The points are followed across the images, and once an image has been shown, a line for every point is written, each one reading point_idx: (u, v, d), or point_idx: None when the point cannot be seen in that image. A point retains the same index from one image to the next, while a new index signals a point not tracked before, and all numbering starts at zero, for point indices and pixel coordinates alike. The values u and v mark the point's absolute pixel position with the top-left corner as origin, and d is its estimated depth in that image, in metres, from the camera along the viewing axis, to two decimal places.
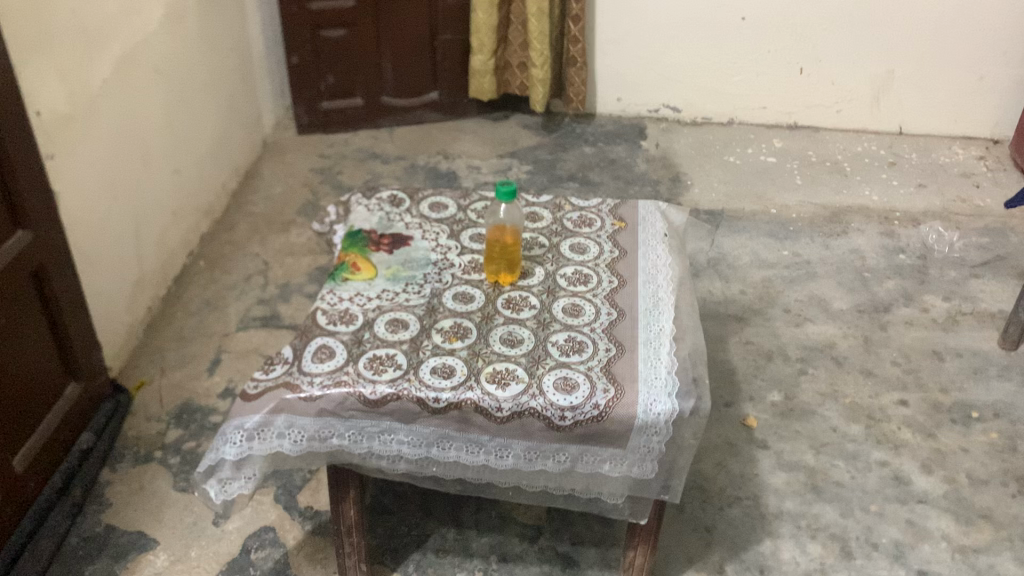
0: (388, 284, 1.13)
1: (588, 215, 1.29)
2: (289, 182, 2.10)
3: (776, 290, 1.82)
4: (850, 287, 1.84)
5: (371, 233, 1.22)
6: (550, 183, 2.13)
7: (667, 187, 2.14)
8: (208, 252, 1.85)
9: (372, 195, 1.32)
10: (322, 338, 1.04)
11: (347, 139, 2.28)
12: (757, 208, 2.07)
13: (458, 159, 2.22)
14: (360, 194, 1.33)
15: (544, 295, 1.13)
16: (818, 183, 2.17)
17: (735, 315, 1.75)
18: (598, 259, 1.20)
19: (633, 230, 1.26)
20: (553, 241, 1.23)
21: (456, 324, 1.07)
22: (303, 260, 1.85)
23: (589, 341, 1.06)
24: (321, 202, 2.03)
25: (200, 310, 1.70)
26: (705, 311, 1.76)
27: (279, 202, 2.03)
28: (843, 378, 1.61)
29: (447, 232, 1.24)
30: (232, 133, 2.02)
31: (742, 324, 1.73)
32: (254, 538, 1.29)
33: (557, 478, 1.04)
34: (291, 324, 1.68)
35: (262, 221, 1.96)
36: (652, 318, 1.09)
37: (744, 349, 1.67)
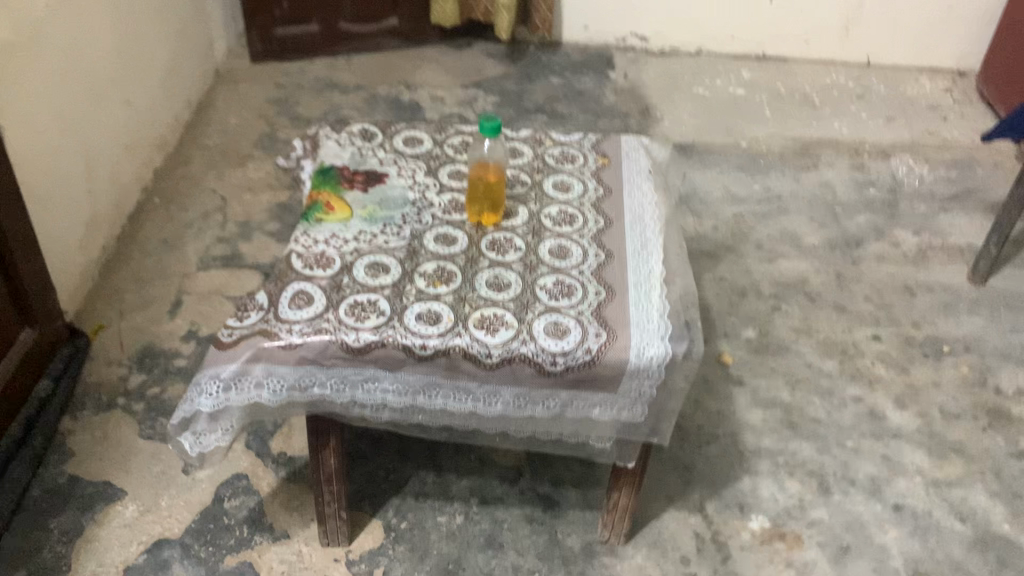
0: (366, 225, 1.08)
1: (570, 150, 1.25)
2: (244, 113, 2.00)
3: (748, 225, 1.80)
4: (821, 221, 1.83)
5: (344, 169, 1.16)
6: (517, 116, 2.07)
7: (637, 120, 2.09)
8: (162, 188, 1.76)
9: (341, 128, 1.25)
10: (300, 283, 0.99)
11: (304, 68, 2.17)
12: (728, 141, 2.04)
13: (421, 88, 2.14)
14: (328, 128, 1.26)
15: (529, 236, 1.09)
16: (788, 115, 2.14)
17: (709, 252, 1.73)
18: (583, 198, 1.16)
19: (616, 167, 1.23)
20: (535, 179, 1.19)
21: (439, 268, 1.03)
22: (263, 196, 1.77)
23: (578, 284, 1.03)
24: (280, 134, 1.94)
25: (157, 249, 1.63)
26: None
27: (235, 134, 1.93)
28: (817, 314, 1.61)
29: (424, 169, 1.18)
30: (184, 62, 1.92)
31: (715, 261, 1.71)
32: (226, 486, 1.25)
33: (546, 425, 1.01)
34: (254, 264, 1.62)
35: (218, 154, 1.87)
36: (641, 260, 1.07)
37: (718, 286, 1.65)
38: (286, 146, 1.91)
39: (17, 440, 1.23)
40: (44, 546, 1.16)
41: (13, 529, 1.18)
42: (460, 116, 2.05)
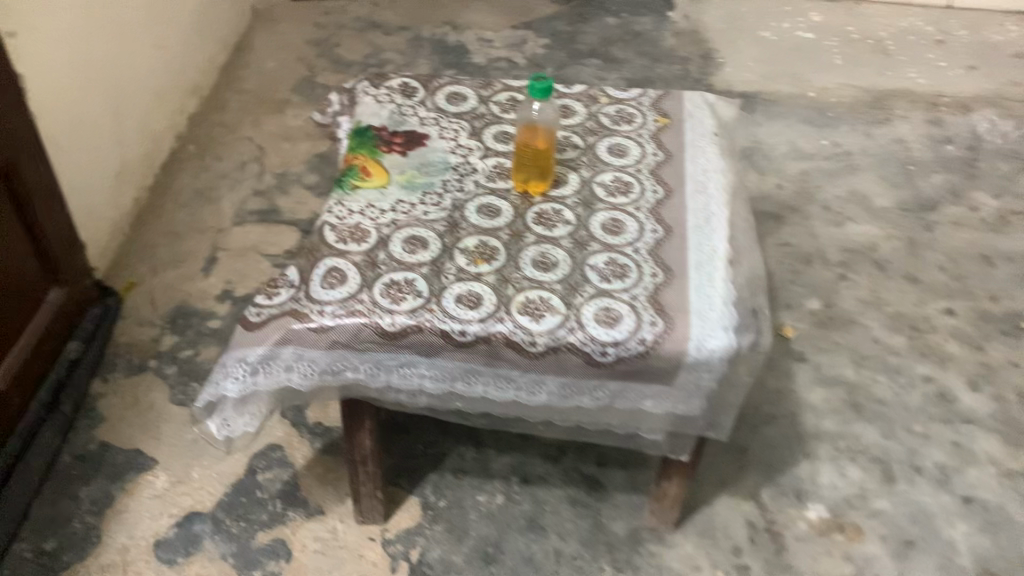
0: (404, 194, 1.00)
1: (627, 108, 1.14)
2: (283, 55, 1.91)
3: (814, 185, 1.69)
4: (894, 182, 1.70)
5: (381, 129, 1.07)
6: (569, 60, 1.95)
7: (697, 66, 1.96)
8: (197, 136, 1.69)
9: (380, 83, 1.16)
10: (332, 258, 0.92)
11: (345, 7, 2.07)
12: (795, 90, 1.90)
13: (468, 30, 2.02)
14: (366, 82, 1.17)
15: (580, 209, 1.01)
16: (860, 63, 2.00)
17: (771, 213, 1.63)
18: (640, 164, 1.06)
19: (678, 128, 1.12)
20: (588, 142, 1.09)
21: (482, 244, 0.95)
22: (301, 145, 1.70)
23: (632, 264, 0.94)
24: (320, 79, 1.86)
25: (192, 201, 1.57)
26: None
27: (274, 78, 1.85)
28: (885, 285, 1.51)
29: (468, 130, 1.09)
30: (218, 1, 1.83)
31: (778, 223, 1.60)
32: (260, 457, 1.21)
33: (594, 415, 0.94)
34: (291, 219, 1.55)
35: (255, 100, 1.79)
36: (704, 237, 0.97)
37: (780, 251, 1.55)
38: (326, 92, 1.82)
39: (46, 405, 1.20)
40: (73, 516, 1.13)
41: (43, 496, 1.15)
42: (508, 60, 1.94)
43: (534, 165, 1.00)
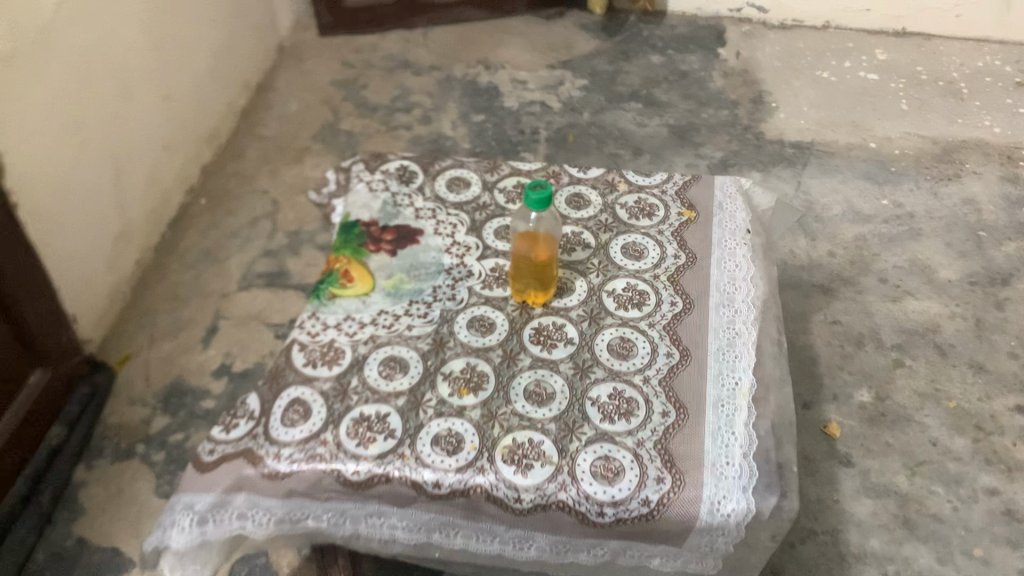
0: (388, 304, 0.89)
1: (648, 198, 1.02)
2: (306, 97, 1.82)
3: (871, 252, 1.53)
4: (961, 250, 1.54)
5: (371, 223, 0.97)
6: (608, 104, 1.82)
7: (746, 110, 1.82)
8: (210, 188, 1.61)
9: (376, 166, 1.05)
10: (297, 386, 0.81)
11: (375, 43, 1.98)
12: (854, 140, 1.75)
13: (502, 69, 1.91)
14: (363, 163, 1.06)
15: (586, 325, 0.88)
16: (928, 109, 1.82)
17: (821, 285, 1.48)
18: (659, 269, 0.94)
19: (705, 223, 0.99)
20: (600, 239, 0.97)
21: (470, 368, 0.83)
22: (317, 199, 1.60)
23: (641, 400, 0.82)
24: (342, 124, 1.76)
25: (198, 261, 1.49)
26: (784, 278, 1.49)
27: (295, 123, 1.76)
28: (947, 374, 1.35)
29: (467, 224, 0.98)
30: (239, 43, 1.75)
31: (828, 297, 1.45)
32: (242, 562, 1.12)
33: (592, 569, 0.82)
34: (300, 283, 1.46)
35: (274, 148, 1.71)
36: (726, 366, 0.84)
37: (829, 332, 1.40)
38: (348, 139, 1.73)
39: (21, 498, 1.13)
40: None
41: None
42: (543, 104, 1.82)
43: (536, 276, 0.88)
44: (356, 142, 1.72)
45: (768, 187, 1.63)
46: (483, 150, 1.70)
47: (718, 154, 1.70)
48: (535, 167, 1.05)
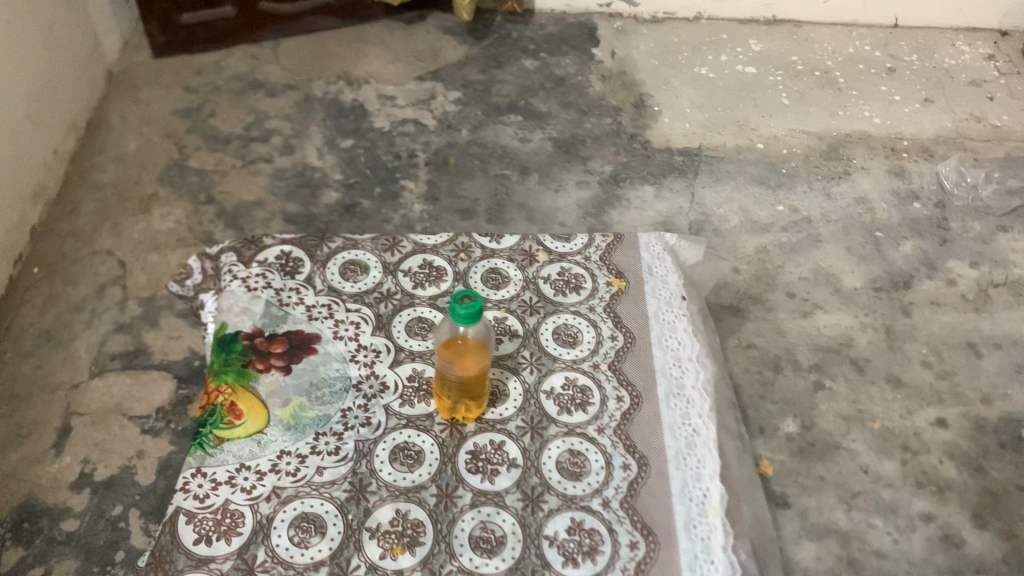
0: (290, 443, 0.74)
1: (572, 267, 0.91)
2: (145, 133, 1.60)
3: (776, 264, 1.48)
4: (861, 254, 1.51)
5: (256, 333, 0.81)
6: (486, 118, 1.70)
7: (629, 116, 1.73)
8: (42, 254, 1.38)
9: (252, 252, 0.89)
10: (191, 572, 0.66)
11: (219, 62, 1.76)
12: (741, 142, 1.69)
13: (365, 84, 1.74)
14: (234, 250, 0.89)
15: (528, 438, 0.76)
16: (808, 102, 1.79)
17: (730, 305, 1.40)
18: (597, 356, 0.83)
19: (639, 292, 0.89)
20: (528, 324, 0.85)
21: (400, 517, 0.71)
22: (173, 255, 1.40)
23: (605, 532, 0.71)
24: (191, 162, 1.55)
25: (38, 347, 1.26)
26: None
27: (136, 165, 1.54)
28: (868, 393, 1.31)
29: (372, 319, 0.83)
30: (58, 79, 1.51)
31: (740, 319, 1.38)
32: None
33: None
34: (163, 361, 1.26)
35: (114, 197, 1.48)
36: (691, 473, 0.75)
37: (746, 358, 1.33)
38: (200, 179, 1.52)
39: None
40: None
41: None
42: (416, 122, 1.67)
43: (469, 391, 0.75)
44: (209, 182, 1.52)
45: (663, 201, 1.55)
46: (356, 179, 1.53)
47: (608, 168, 1.61)
48: (441, 240, 0.92)
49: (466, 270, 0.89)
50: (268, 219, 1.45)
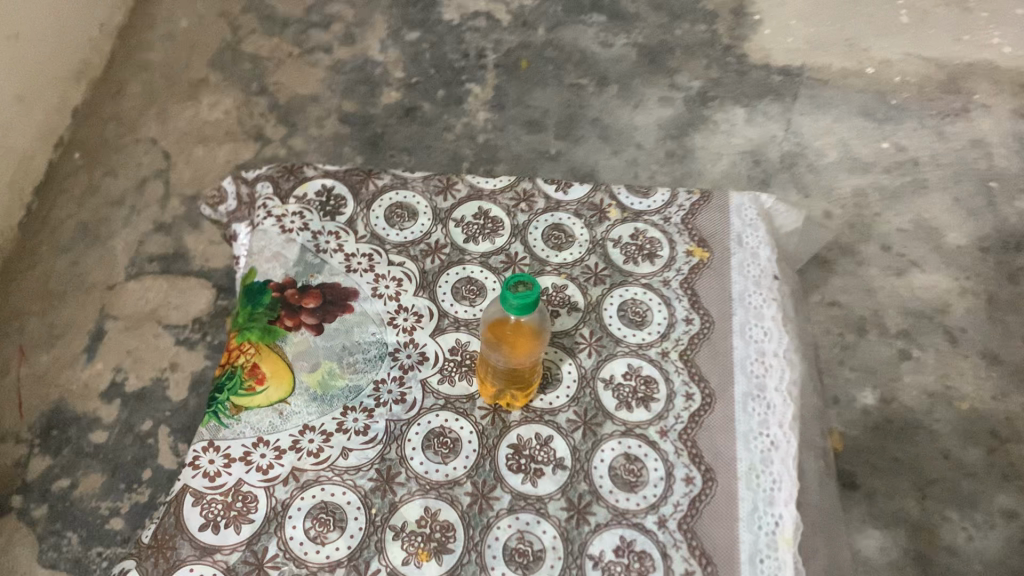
0: (314, 417, 0.67)
1: (647, 231, 0.79)
2: (198, 10, 1.48)
3: (872, 210, 1.26)
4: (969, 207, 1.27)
5: (287, 284, 0.72)
6: (567, 16, 1.53)
7: (728, 24, 1.54)
8: (85, 139, 1.30)
9: (290, 183, 0.79)
10: (195, 563, 0.60)
11: None
12: (851, 65, 1.47)
13: None
14: (270, 179, 0.80)
15: (579, 435, 0.67)
16: (930, 23, 1.53)
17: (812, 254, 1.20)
18: (667, 342, 0.72)
19: (723, 267, 0.77)
20: (591, 296, 0.75)
21: (429, 517, 0.63)
22: (219, 151, 1.31)
23: (657, 557, 0.63)
24: (245, 46, 1.44)
25: (75, 242, 1.20)
26: None
27: (187, 46, 1.44)
28: (958, 367, 1.08)
29: (416, 277, 0.73)
30: None
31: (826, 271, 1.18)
32: None
33: None
34: (203, 267, 1.18)
35: (162, 81, 1.39)
36: (763, 495, 0.66)
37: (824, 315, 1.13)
38: (253, 67, 1.41)
39: None
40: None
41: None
42: (489, 16, 1.51)
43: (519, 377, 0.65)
44: (263, 70, 1.41)
45: (756, 127, 1.37)
46: (418, 79, 1.40)
47: (696, 83, 1.43)
48: (502, 185, 0.81)
49: (526, 225, 0.78)
50: (322, 117, 1.34)
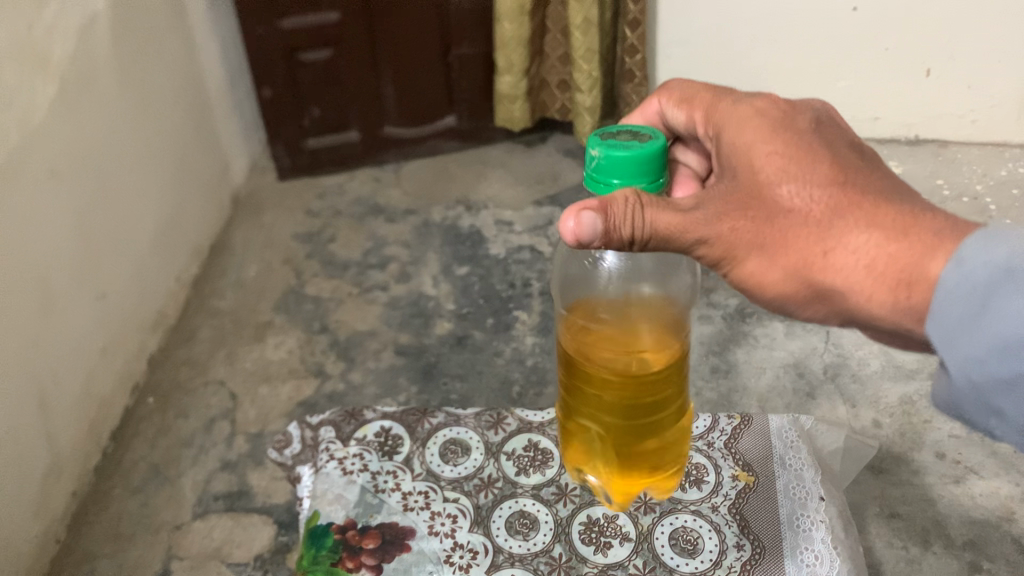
0: None
1: (698, 462, 0.96)
2: (265, 258, 1.61)
3: (908, 456, 1.23)
4: None
5: (348, 525, 0.89)
6: None
7: None
8: (157, 383, 1.37)
9: (365, 437, 1.01)
10: None
11: (342, 185, 1.79)
12: None
13: (483, 209, 1.71)
14: (335, 437, 1.02)
15: None
16: None
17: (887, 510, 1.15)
18: (720, 570, 0.85)
19: (763, 505, 0.91)
20: (644, 524, 0.89)
21: None
22: (283, 389, 1.36)
23: None
24: (306, 288, 1.55)
25: (145, 483, 1.23)
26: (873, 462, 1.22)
27: (253, 289, 1.54)
28: (943, 518, 1.15)
29: (470, 511, 0.91)
30: (184, 199, 1.50)
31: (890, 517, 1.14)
32: None
33: None
34: (266, 504, 1.19)
35: (230, 323, 1.47)
36: None
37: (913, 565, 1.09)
38: (316, 308, 1.51)
39: None
40: None
41: None
42: (532, 249, 1.61)
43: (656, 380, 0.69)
44: (325, 311, 1.50)
45: (795, 340, 1.42)
46: (469, 309, 1.49)
47: (733, 301, 1.50)
48: (547, 417, 1.04)
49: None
50: (379, 351, 1.42)
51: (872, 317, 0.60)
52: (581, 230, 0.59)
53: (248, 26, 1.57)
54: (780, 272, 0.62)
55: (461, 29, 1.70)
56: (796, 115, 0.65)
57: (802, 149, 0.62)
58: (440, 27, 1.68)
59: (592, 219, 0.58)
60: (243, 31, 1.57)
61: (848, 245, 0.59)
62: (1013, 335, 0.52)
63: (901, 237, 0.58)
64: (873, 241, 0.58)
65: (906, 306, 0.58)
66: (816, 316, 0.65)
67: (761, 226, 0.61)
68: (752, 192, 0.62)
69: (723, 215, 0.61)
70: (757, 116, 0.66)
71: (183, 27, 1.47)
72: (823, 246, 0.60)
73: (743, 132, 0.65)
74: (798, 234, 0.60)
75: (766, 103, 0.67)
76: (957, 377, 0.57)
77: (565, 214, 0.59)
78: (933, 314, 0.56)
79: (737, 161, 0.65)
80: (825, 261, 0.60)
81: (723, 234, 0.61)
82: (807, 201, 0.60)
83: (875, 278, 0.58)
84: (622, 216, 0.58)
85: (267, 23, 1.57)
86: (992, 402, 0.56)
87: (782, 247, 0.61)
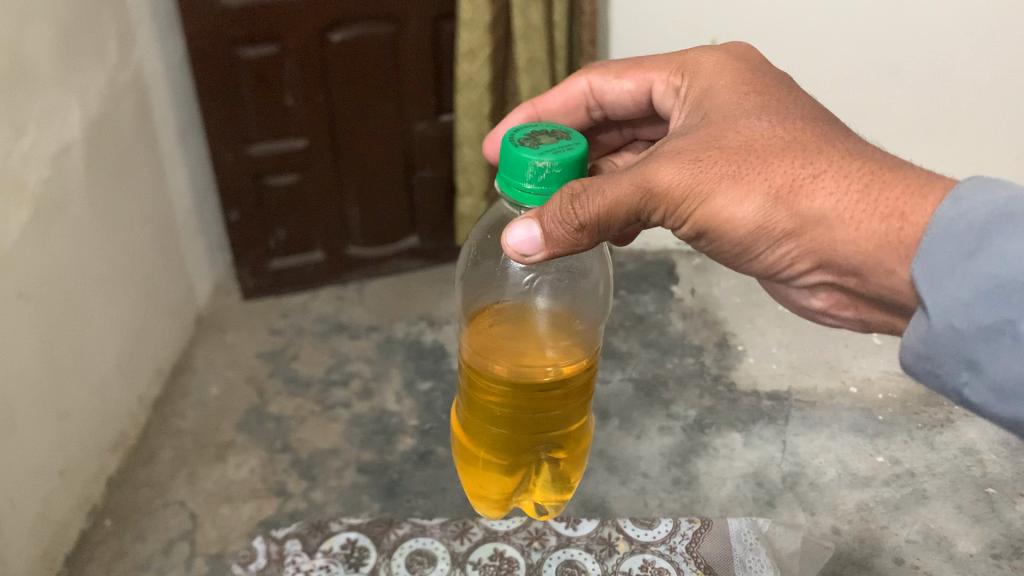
0: None
1: (660, 564, 1.01)
2: (228, 376, 1.62)
3: (869, 562, 1.25)
4: (942, 496, 1.37)
5: None
6: None
7: (713, 356, 1.66)
8: (116, 505, 1.35)
9: (331, 550, 1.03)
10: None
11: (306, 304, 1.82)
12: (833, 385, 1.59)
13: (446, 325, 1.75)
14: (300, 550, 1.03)
15: None
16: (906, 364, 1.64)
17: None
18: None
19: None
20: None
21: None
22: (244, 509, 1.35)
23: None
24: (269, 406, 1.55)
25: None
26: (832, 562, 1.23)
27: (216, 408, 1.54)
28: None
29: None
30: (149, 323, 1.52)
31: None
32: None
33: None
34: None
35: (192, 443, 1.47)
36: None
37: None
38: (278, 426, 1.51)
39: None
40: None
41: None
42: None
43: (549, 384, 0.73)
44: (287, 428, 1.50)
45: (753, 450, 1.44)
46: (431, 425, 1.51)
47: (693, 412, 1.52)
48: (512, 524, 1.06)
49: (540, 562, 1.01)
50: (342, 468, 1.42)
51: (846, 250, 0.63)
52: (528, 245, 0.65)
53: (217, 152, 1.62)
54: (756, 206, 0.64)
55: (423, 155, 1.77)
56: (767, 70, 0.75)
57: (777, 103, 0.70)
58: (404, 153, 1.76)
59: (527, 228, 0.65)
60: (212, 156, 1.63)
61: (834, 173, 0.63)
62: (1005, 274, 0.54)
63: (883, 171, 0.63)
64: (859, 170, 0.63)
65: (897, 238, 0.60)
66: (783, 259, 0.68)
67: (740, 162, 0.65)
68: (728, 137, 0.67)
69: (697, 156, 0.66)
70: (738, 74, 0.75)
71: (156, 156, 1.52)
72: (808, 176, 0.64)
73: (726, 91, 0.73)
74: (779, 167, 0.64)
75: (740, 66, 0.76)
76: (937, 323, 0.57)
77: (507, 232, 0.66)
78: (922, 254, 0.58)
79: (718, 114, 0.71)
80: (807, 189, 0.63)
81: (694, 172, 0.65)
82: (782, 139, 0.66)
83: (865, 205, 0.62)
84: (554, 219, 0.63)
85: (235, 149, 1.62)
86: (968, 351, 0.57)
87: (757, 180, 0.64)
